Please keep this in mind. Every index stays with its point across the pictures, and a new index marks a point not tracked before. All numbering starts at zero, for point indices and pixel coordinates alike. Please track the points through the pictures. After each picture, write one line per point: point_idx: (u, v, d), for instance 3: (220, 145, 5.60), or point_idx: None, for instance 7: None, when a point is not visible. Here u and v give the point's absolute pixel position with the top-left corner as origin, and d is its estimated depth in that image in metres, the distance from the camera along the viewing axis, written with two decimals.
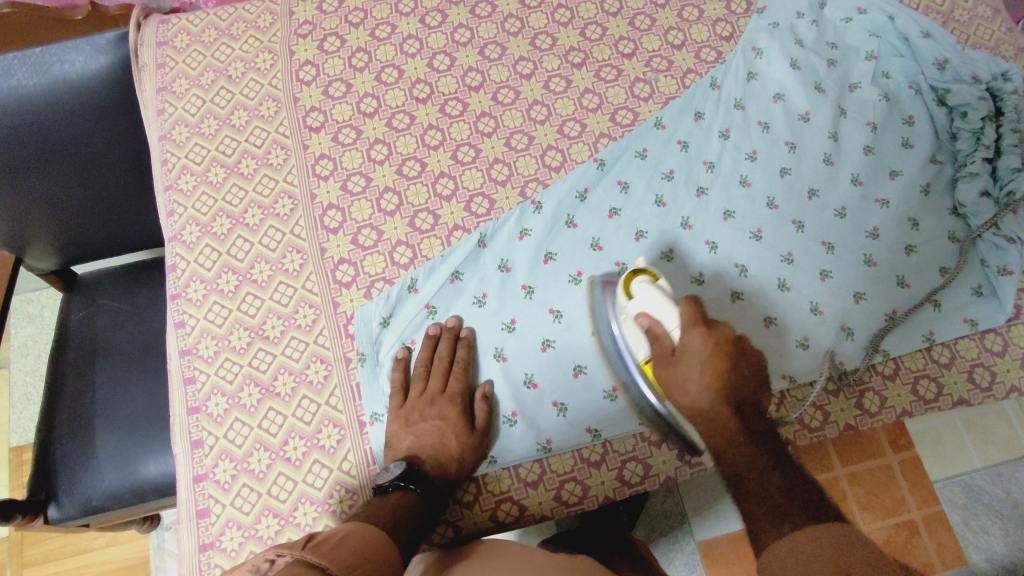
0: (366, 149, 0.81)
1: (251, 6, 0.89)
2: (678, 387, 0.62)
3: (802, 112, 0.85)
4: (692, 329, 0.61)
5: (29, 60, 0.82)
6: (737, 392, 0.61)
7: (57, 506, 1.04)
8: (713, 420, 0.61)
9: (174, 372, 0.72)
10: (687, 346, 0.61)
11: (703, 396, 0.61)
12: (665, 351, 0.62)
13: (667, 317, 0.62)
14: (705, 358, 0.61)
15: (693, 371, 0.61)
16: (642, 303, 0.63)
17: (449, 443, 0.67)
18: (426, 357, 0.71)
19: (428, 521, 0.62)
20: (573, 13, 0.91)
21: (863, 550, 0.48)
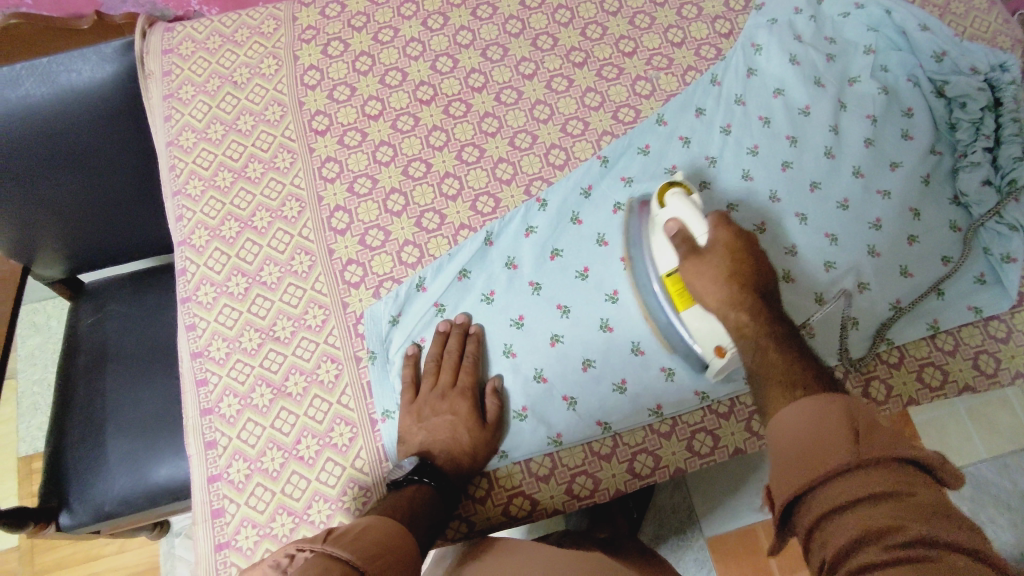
0: (371, 151, 0.82)
1: (255, 13, 0.90)
2: (705, 276, 0.63)
3: (802, 106, 0.86)
4: (719, 226, 0.65)
5: (36, 70, 0.83)
6: (760, 284, 0.62)
7: (69, 512, 1.05)
8: (739, 303, 0.61)
9: (186, 374, 0.72)
10: (717, 238, 0.64)
11: (729, 283, 0.62)
12: (692, 249, 0.64)
13: (695, 219, 0.65)
14: (733, 250, 0.63)
15: (722, 261, 0.63)
16: (672, 209, 0.67)
17: (461, 437, 0.67)
18: (437, 352, 0.72)
19: (443, 514, 0.63)
20: (573, 14, 0.92)
21: (880, 426, 0.46)
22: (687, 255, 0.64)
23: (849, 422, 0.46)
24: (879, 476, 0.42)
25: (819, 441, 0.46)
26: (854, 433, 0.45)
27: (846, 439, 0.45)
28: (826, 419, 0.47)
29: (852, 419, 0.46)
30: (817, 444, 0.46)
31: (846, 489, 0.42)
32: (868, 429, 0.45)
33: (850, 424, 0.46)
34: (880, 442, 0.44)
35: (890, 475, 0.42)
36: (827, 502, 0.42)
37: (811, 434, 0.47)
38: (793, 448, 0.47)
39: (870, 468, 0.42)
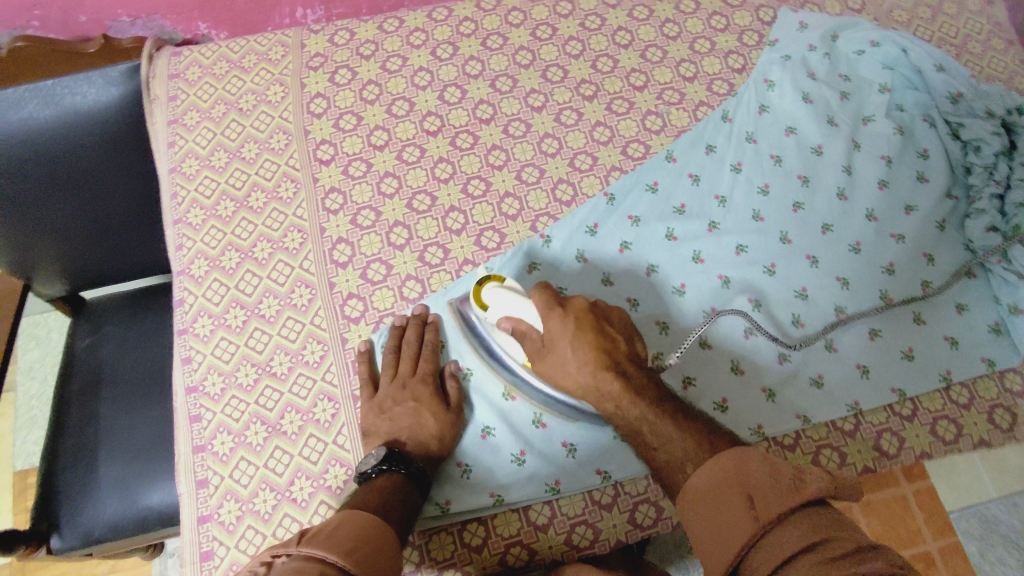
0: (376, 182, 0.81)
1: (263, 39, 0.89)
2: (561, 371, 0.62)
3: (815, 145, 0.84)
4: (549, 314, 0.62)
5: (40, 93, 0.83)
6: (611, 351, 0.61)
7: (60, 536, 1.04)
8: (599, 390, 0.60)
9: (179, 410, 0.70)
10: (551, 331, 0.62)
11: (583, 371, 0.61)
12: (537, 344, 0.63)
13: (526, 312, 0.63)
14: (570, 335, 0.61)
15: (564, 350, 0.62)
16: (499, 306, 0.65)
17: (426, 421, 0.67)
18: (395, 345, 0.72)
19: (418, 500, 0.63)
20: (584, 46, 0.91)
21: (765, 478, 0.50)
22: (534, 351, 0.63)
23: (740, 488, 0.50)
24: (787, 533, 0.46)
25: (724, 520, 0.50)
26: (746, 499, 0.49)
27: (743, 506, 0.49)
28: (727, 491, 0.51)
29: (741, 483, 0.51)
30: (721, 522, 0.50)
31: (764, 556, 0.46)
32: (759, 490, 0.49)
33: (740, 491, 0.50)
34: (768, 499, 0.48)
35: (790, 529, 0.46)
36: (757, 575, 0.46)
37: (716, 517, 0.50)
38: (710, 534, 0.50)
39: (777, 529, 0.47)
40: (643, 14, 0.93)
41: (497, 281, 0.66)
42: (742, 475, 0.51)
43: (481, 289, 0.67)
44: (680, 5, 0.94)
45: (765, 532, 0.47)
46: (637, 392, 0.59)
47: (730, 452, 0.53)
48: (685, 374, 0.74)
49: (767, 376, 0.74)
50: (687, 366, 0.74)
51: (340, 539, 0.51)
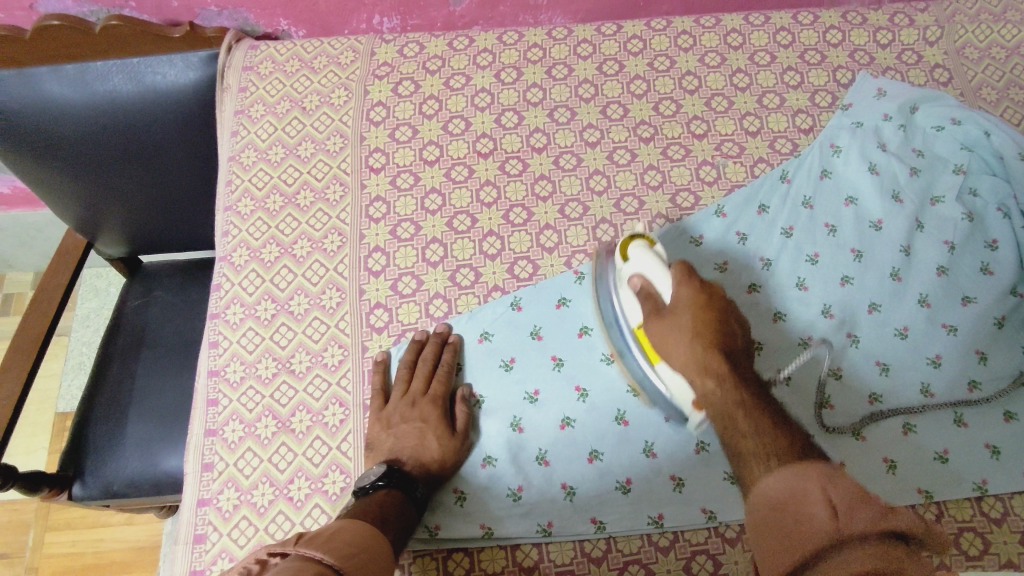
0: (420, 197, 0.82)
1: (336, 42, 0.91)
2: (671, 337, 0.63)
3: (875, 220, 0.81)
4: (682, 283, 0.65)
5: (126, 68, 0.92)
6: (726, 340, 0.63)
7: (81, 484, 1.09)
8: (704, 365, 0.61)
9: (199, 392, 0.73)
10: (681, 297, 0.64)
11: (695, 345, 0.62)
12: (657, 308, 0.65)
13: (659, 278, 0.65)
14: (696, 308, 0.63)
15: (684, 319, 0.63)
16: (638, 264, 0.66)
17: (429, 444, 0.68)
18: (411, 360, 0.72)
19: (413, 520, 0.64)
20: (648, 86, 0.89)
21: (852, 494, 0.47)
22: (649, 312, 0.65)
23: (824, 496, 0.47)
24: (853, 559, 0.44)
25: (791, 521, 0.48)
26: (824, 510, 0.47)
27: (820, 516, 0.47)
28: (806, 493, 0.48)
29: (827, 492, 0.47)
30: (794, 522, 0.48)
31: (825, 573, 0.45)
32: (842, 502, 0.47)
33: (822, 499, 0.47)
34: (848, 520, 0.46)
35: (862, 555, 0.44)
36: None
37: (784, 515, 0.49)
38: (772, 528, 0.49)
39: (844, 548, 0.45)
40: (715, 61, 0.91)
41: (647, 243, 0.68)
42: (830, 485, 0.48)
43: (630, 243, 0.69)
44: (754, 57, 0.92)
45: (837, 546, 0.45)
46: (744, 381, 0.60)
47: (824, 466, 0.50)
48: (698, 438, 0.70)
49: None
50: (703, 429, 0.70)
51: (339, 544, 0.53)
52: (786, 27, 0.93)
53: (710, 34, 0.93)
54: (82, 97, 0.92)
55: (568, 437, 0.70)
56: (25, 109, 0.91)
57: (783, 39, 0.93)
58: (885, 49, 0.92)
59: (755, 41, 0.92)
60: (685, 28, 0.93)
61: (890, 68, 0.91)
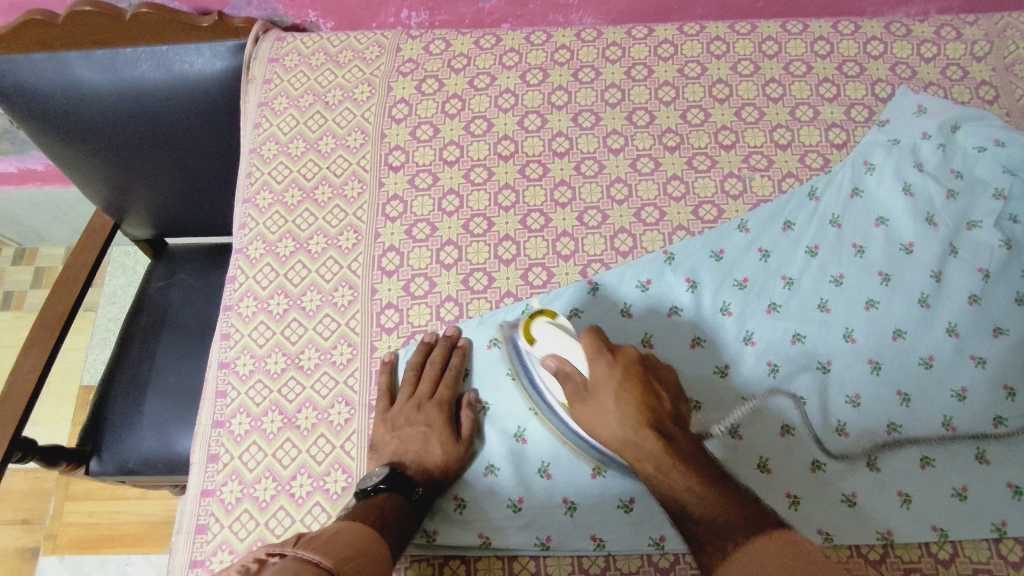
0: (438, 197, 0.81)
1: (362, 36, 0.91)
2: (603, 416, 0.61)
3: (905, 242, 0.77)
4: (597, 360, 0.62)
5: (155, 56, 0.93)
6: (654, 410, 0.60)
7: (98, 460, 1.12)
8: (640, 447, 0.58)
9: (209, 382, 0.74)
10: (597, 378, 0.61)
11: (624, 425, 0.60)
12: (578, 388, 0.63)
13: (573, 355, 0.63)
14: (615, 384, 0.61)
15: (609, 401, 0.61)
16: (547, 343, 0.64)
17: (433, 449, 0.67)
18: (418, 362, 0.72)
19: (413, 525, 0.63)
20: (677, 93, 0.87)
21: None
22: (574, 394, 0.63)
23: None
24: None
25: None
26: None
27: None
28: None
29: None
30: None
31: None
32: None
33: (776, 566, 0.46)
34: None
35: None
36: None
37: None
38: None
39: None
40: (748, 70, 0.88)
41: (549, 317, 0.66)
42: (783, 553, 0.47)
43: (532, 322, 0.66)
44: (790, 66, 0.88)
45: None
46: (679, 457, 0.57)
47: (775, 533, 0.49)
48: None
49: (797, 480, 0.69)
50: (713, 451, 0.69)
51: (336, 546, 0.53)
52: (825, 37, 0.90)
53: (745, 41, 0.90)
54: (111, 83, 0.93)
55: (572, 451, 0.69)
56: (54, 94, 0.93)
57: (821, 48, 0.89)
58: (929, 63, 0.88)
59: (791, 49, 0.89)
60: (718, 33, 0.90)
61: (933, 84, 0.87)
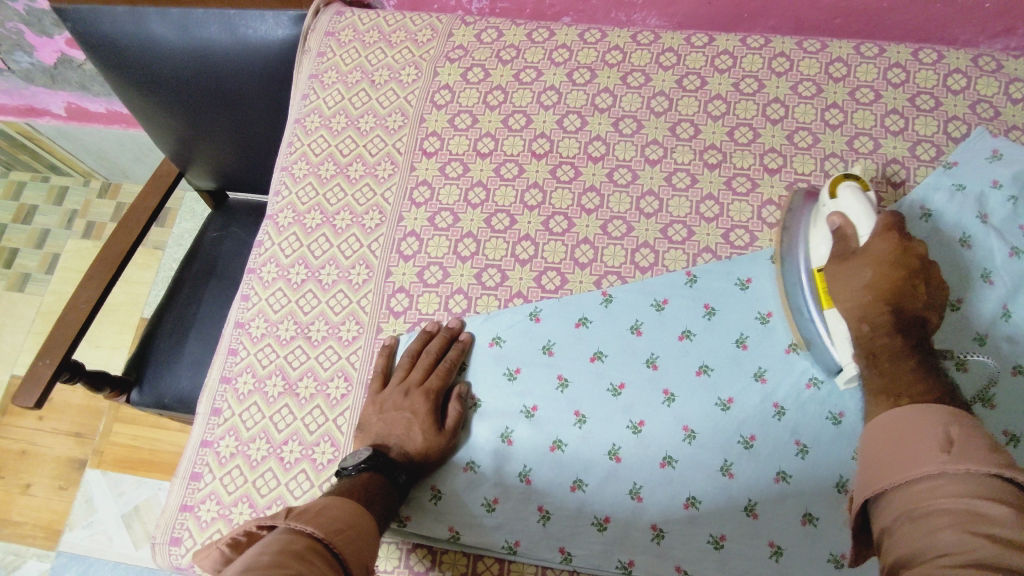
0: (465, 188, 0.82)
1: (418, 18, 0.91)
2: (841, 282, 0.63)
3: (953, 298, 0.72)
4: (881, 234, 0.62)
5: (222, 18, 0.96)
6: (904, 298, 0.59)
7: (138, 391, 1.21)
8: (867, 311, 0.60)
9: (224, 339, 0.77)
10: (873, 249, 0.62)
11: (865, 294, 0.60)
12: (845, 251, 0.64)
13: (863, 222, 0.64)
14: (885, 260, 0.61)
15: (867, 269, 0.61)
16: (844, 205, 0.66)
17: (414, 436, 0.68)
18: (416, 350, 0.73)
19: (394, 507, 0.65)
20: (728, 107, 0.83)
21: (974, 438, 0.47)
22: (837, 252, 0.65)
23: (944, 432, 0.48)
24: (953, 491, 0.44)
25: (901, 452, 0.48)
26: (941, 441, 0.47)
27: (932, 446, 0.47)
28: (922, 428, 0.49)
29: (948, 429, 0.47)
30: (903, 448, 0.48)
31: (919, 497, 0.45)
32: (961, 443, 0.46)
33: (941, 432, 0.47)
34: (967, 454, 0.45)
35: (963, 489, 0.43)
36: (900, 505, 0.46)
37: (900, 440, 0.49)
38: (883, 454, 0.49)
39: (953, 481, 0.44)
40: (809, 91, 0.83)
41: (861, 186, 0.67)
42: (954, 423, 0.48)
43: (841, 183, 0.68)
44: (856, 93, 0.83)
45: (932, 475, 0.45)
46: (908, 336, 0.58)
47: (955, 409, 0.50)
48: (690, 492, 0.67)
49: (783, 531, 0.65)
50: (698, 485, 0.67)
51: (327, 519, 0.56)
52: (902, 64, 0.83)
53: (811, 60, 0.84)
54: (182, 42, 0.98)
55: (555, 460, 0.69)
56: (131, 45, 0.99)
57: (895, 76, 0.83)
58: (1016, 105, 0.80)
59: (860, 74, 0.83)
60: (783, 49, 0.85)
61: (1017, 127, 0.79)
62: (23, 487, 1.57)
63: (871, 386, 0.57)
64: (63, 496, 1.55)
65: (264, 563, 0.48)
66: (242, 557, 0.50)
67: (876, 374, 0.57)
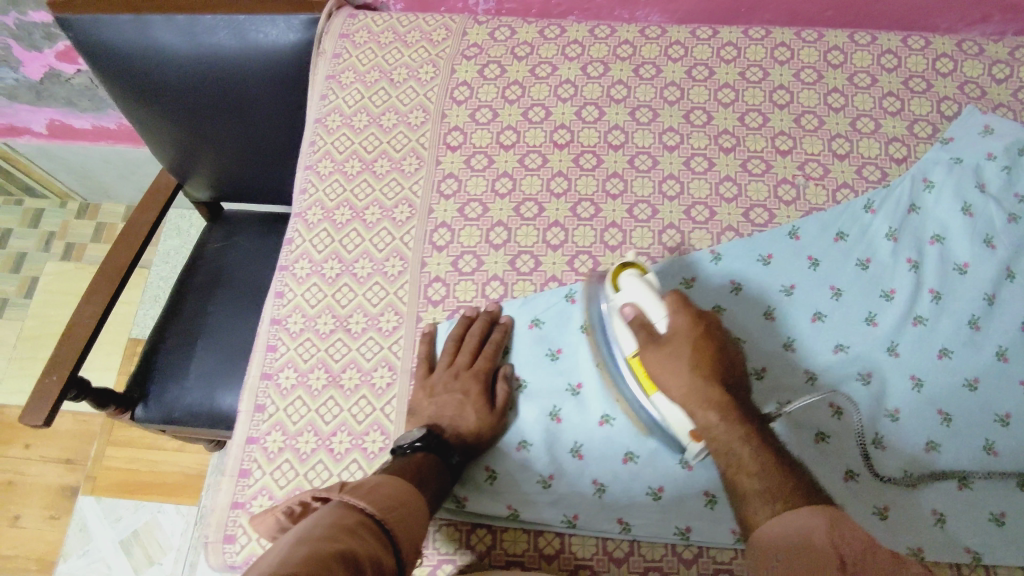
0: (492, 179, 0.83)
1: (431, 18, 0.93)
2: (666, 367, 0.64)
3: (960, 263, 0.78)
4: (677, 314, 0.66)
5: (232, 23, 0.95)
6: (721, 372, 0.65)
7: (144, 406, 1.18)
8: (705, 396, 0.63)
9: (261, 336, 0.77)
10: (677, 328, 0.65)
11: (694, 376, 0.64)
12: (653, 338, 0.65)
13: (653, 307, 0.66)
14: (693, 337, 0.65)
15: (683, 350, 0.65)
16: (629, 292, 0.67)
17: (467, 415, 0.70)
18: (460, 334, 0.75)
19: (447, 485, 0.65)
20: (737, 95, 0.87)
21: (859, 548, 0.51)
22: (646, 341, 0.65)
23: (834, 546, 0.51)
24: None
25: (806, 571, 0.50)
26: (837, 559, 0.50)
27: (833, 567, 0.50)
28: (813, 540, 0.52)
29: (837, 543, 0.51)
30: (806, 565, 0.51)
31: None
32: (853, 558, 0.50)
33: (833, 546, 0.51)
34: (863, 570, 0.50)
35: None
36: None
37: (800, 556, 0.51)
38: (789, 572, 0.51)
39: None
40: (810, 78, 0.88)
41: (638, 271, 0.69)
42: (838, 535, 0.52)
43: (621, 272, 0.69)
44: (854, 78, 0.88)
45: None
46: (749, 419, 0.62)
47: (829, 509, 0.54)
48: None
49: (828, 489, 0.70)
50: None
51: (380, 496, 0.56)
52: (893, 51, 0.89)
53: (810, 49, 0.89)
54: (189, 48, 0.97)
55: (604, 436, 0.71)
56: (136, 54, 0.97)
57: (888, 62, 0.88)
58: (999, 84, 0.86)
59: (856, 61, 0.88)
60: (783, 39, 0.90)
61: (1003, 105, 0.85)
62: (12, 519, 1.51)
63: (746, 485, 0.58)
64: (56, 526, 1.50)
65: (317, 533, 0.49)
66: (297, 527, 0.51)
67: (749, 474, 0.59)
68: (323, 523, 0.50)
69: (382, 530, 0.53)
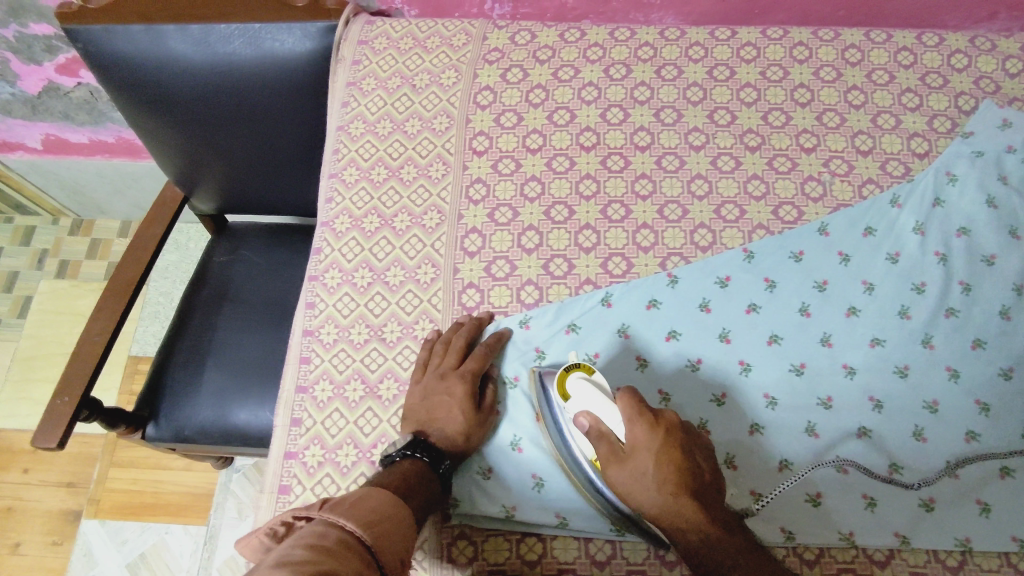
0: (520, 183, 0.83)
1: (450, 24, 0.93)
2: (636, 488, 0.60)
3: (988, 254, 0.78)
4: (635, 424, 0.60)
5: (247, 32, 0.94)
6: (696, 480, 0.60)
7: (154, 425, 1.15)
8: (680, 515, 0.59)
9: (294, 348, 0.76)
10: (637, 444, 0.59)
11: (665, 496, 0.59)
12: (614, 452, 0.61)
13: (608, 415, 0.61)
14: (656, 450, 0.59)
15: (649, 466, 0.59)
16: (582, 400, 0.63)
17: (455, 417, 0.68)
18: (449, 337, 0.73)
19: (438, 490, 0.64)
20: (759, 94, 0.88)
21: None
22: (608, 457, 0.61)
23: None
24: None
25: None
26: None
27: None
28: None
29: None
30: None
31: None
32: None
33: None
34: None
35: None
36: None
37: None
38: None
39: None
40: (830, 76, 0.89)
41: (585, 373, 0.64)
42: None
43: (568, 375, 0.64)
44: (872, 75, 0.89)
45: None
46: (724, 529, 0.59)
47: None
48: (782, 456, 0.71)
49: (874, 483, 0.70)
50: (788, 448, 0.71)
51: (363, 512, 0.53)
52: (909, 47, 0.90)
53: (828, 47, 0.90)
54: (203, 57, 0.95)
55: None
56: (147, 64, 0.95)
57: (904, 59, 0.89)
58: (1013, 79, 0.88)
59: (874, 58, 0.89)
60: (801, 38, 0.91)
61: (1018, 99, 0.87)
62: (12, 547, 1.46)
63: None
64: (58, 552, 1.45)
65: (296, 556, 0.46)
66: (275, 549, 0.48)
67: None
68: (301, 544, 0.47)
69: (367, 550, 0.50)
